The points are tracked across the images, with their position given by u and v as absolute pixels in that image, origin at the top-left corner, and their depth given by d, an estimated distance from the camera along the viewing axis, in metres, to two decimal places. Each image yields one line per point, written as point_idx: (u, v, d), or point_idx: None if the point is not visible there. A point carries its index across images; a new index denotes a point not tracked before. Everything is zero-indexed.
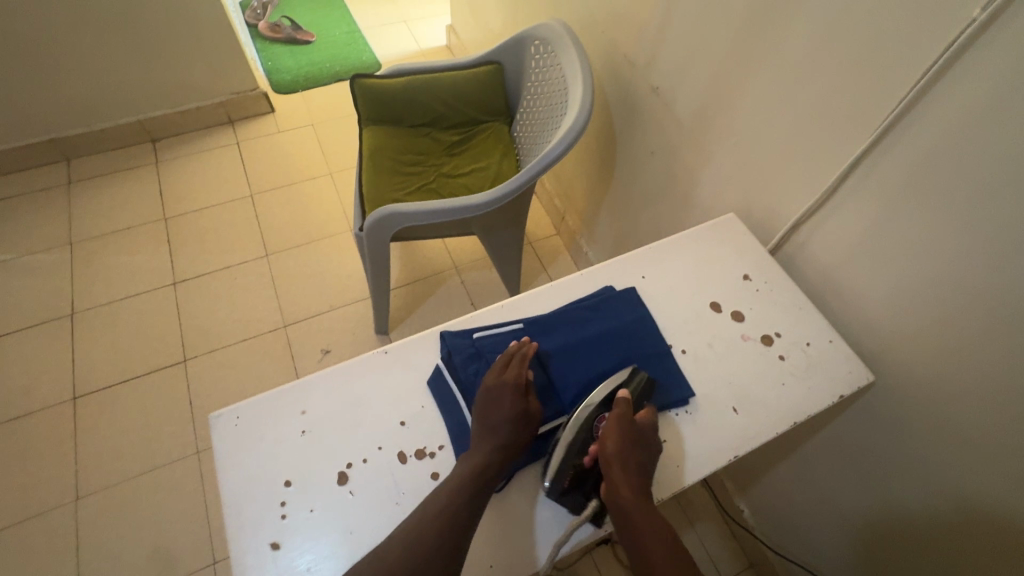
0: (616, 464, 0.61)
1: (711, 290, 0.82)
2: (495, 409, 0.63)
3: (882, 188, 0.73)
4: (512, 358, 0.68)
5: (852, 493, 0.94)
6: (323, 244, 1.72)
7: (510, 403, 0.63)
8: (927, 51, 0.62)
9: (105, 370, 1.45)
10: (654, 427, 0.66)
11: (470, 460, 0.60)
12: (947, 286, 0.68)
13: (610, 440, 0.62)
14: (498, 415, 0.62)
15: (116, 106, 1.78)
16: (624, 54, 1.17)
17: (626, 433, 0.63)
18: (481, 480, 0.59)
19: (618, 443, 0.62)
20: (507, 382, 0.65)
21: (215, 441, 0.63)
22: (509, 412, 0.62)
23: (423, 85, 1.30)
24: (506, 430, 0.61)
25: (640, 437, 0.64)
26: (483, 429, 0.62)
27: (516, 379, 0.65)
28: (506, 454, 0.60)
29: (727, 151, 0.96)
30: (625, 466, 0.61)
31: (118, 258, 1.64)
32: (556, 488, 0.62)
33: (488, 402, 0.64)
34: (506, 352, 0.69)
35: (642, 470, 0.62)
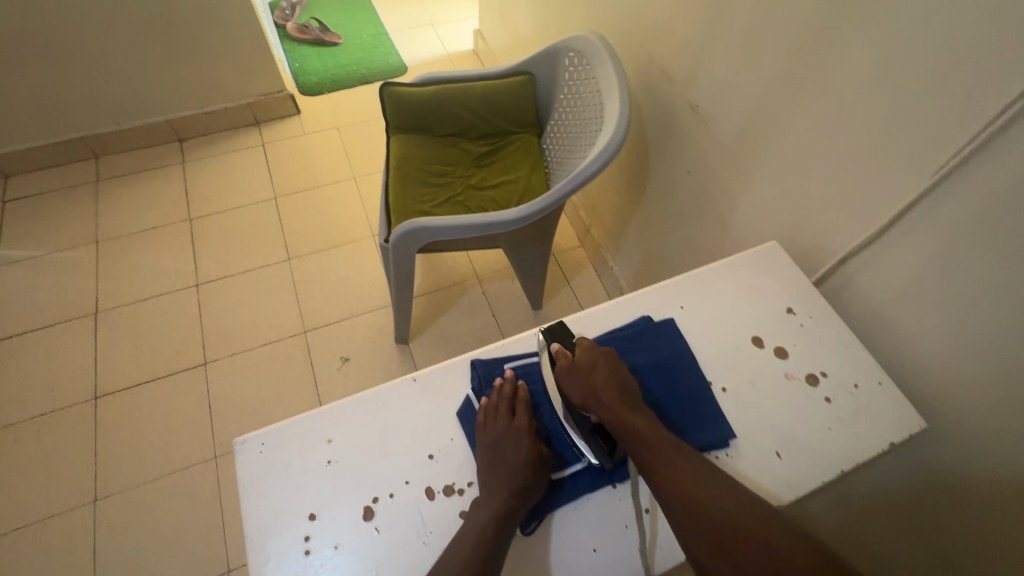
0: (591, 405, 0.64)
1: (754, 324, 0.78)
2: (512, 451, 0.61)
3: (942, 227, 0.68)
4: (518, 403, 0.67)
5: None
6: (345, 249, 1.71)
7: (521, 444, 0.62)
8: (1007, 87, 0.57)
9: (127, 371, 1.45)
10: (598, 353, 0.68)
11: (493, 505, 0.57)
12: (1011, 337, 0.63)
13: (573, 390, 0.65)
14: (514, 459, 0.61)
15: (146, 106, 1.80)
16: (662, 69, 1.13)
17: (576, 375, 0.66)
18: (506, 527, 0.56)
19: (575, 387, 0.65)
20: (520, 428, 0.64)
21: (240, 470, 0.62)
22: (526, 455, 0.61)
23: (452, 94, 1.28)
24: (529, 475, 0.60)
25: (586, 369, 0.66)
26: (507, 474, 0.59)
27: (526, 422, 0.64)
28: (526, 501, 0.58)
29: (771, 175, 0.92)
30: (599, 399, 0.64)
31: (143, 257, 1.64)
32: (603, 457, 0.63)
33: (502, 447, 0.62)
34: (498, 398, 0.66)
35: (617, 392, 0.64)
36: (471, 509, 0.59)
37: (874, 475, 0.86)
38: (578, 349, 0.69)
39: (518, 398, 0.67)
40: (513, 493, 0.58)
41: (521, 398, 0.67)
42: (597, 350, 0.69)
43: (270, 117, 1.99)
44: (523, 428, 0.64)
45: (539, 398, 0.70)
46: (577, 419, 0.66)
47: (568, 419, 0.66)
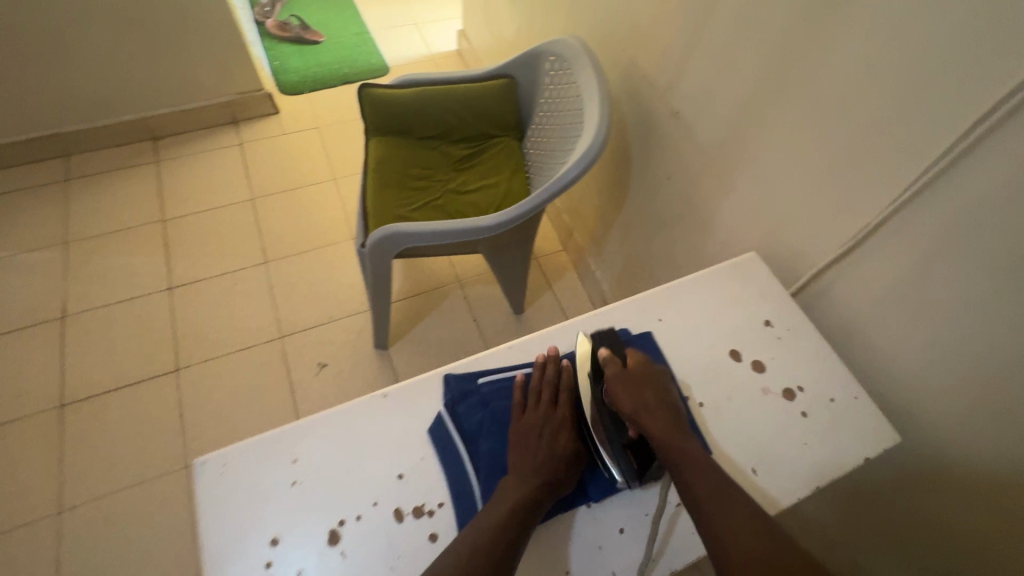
0: (636, 417, 0.63)
1: (731, 337, 0.78)
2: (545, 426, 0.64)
3: (917, 239, 0.68)
4: (561, 391, 0.68)
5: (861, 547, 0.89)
6: (324, 252, 1.67)
7: (557, 427, 0.64)
8: (980, 101, 0.57)
9: (95, 378, 1.40)
10: (648, 368, 0.68)
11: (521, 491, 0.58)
12: (984, 350, 0.64)
13: (623, 399, 0.64)
14: (551, 450, 0.62)
15: (118, 103, 1.74)
16: (644, 75, 1.12)
17: (627, 386, 0.65)
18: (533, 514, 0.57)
19: (625, 397, 0.64)
20: (558, 419, 0.65)
21: (199, 491, 0.59)
22: (563, 448, 0.62)
23: (432, 97, 1.26)
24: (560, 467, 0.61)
25: (637, 380, 0.66)
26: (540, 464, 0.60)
27: (565, 413, 0.65)
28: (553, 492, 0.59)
29: (750, 184, 0.92)
30: (647, 412, 0.63)
31: (113, 259, 1.59)
32: (630, 473, 0.62)
33: (538, 428, 0.63)
34: (540, 385, 0.68)
35: (663, 409, 0.64)
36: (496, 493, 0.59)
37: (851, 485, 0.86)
38: (630, 360, 0.68)
39: (560, 384, 0.68)
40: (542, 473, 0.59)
41: (565, 386, 0.68)
42: (648, 363, 0.69)
43: (247, 115, 1.95)
44: (562, 419, 0.65)
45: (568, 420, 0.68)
46: (611, 431, 0.65)
47: (598, 430, 0.65)
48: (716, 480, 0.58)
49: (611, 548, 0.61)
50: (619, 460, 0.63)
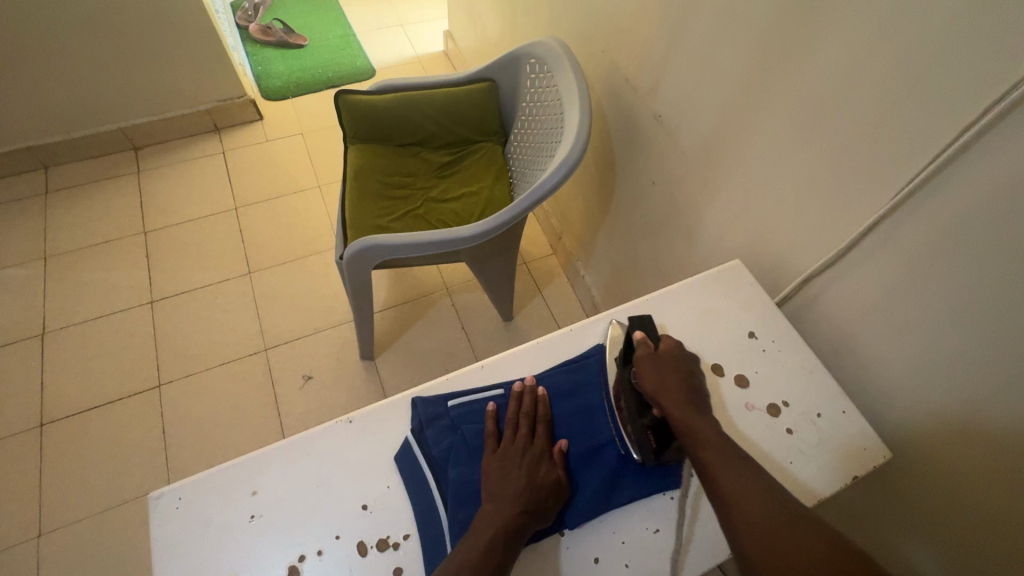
0: (657, 396, 0.64)
1: (713, 350, 0.75)
2: (522, 454, 0.60)
3: (904, 250, 0.65)
4: (538, 421, 0.64)
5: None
6: (309, 261, 1.65)
7: (536, 458, 0.61)
8: (965, 108, 0.54)
9: (75, 395, 1.38)
10: (679, 352, 0.68)
11: (497, 523, 0.55)
12: (974, 367, 0.61)
13: (648, 376, 0.65)
14: (530, 479, 0.58)
15: (96, 113, 1.71)
16: (626, 77, 1.09)
17: (657, 365, 0.66)
18: (509, 545, 0.54)
19: (651, 375, 0.65)
20: (536, 451, 0.61)
21: (152, 529, 0.57)
22: (542, 479, 0.59)
23: (411, 103, 1.23)
24: (538, 496, 0.58)
25: (667, 362, 0.67)
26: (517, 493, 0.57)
27: (544, 444, 0.62)
28: (529, 522, 0.56)
29: (734, 190, 0.89)
30: (668, 393, 0.63)
31: (94, 273, 1.57)
32: (649, 452, 0.62)
33: (516, 459, 0.60)
34: (518, 412, 0.65)
35: (685, 392, 0.64)
36: (473, 527, 0.55)
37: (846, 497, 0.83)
38: (662, 343, 0.69)
39: (536, 415, 0.65)
40: (518, 508, 0.56)
41: (541, 416, 0.65)
42: (681, 349, 0.69)
43: (230, 123, 1.92)
44: (540, 450, 0.62)
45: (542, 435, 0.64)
46: (634, 411, 0.65)
47: (621, 410, 0.65)
48: (731, 456, 0.57)
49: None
50: (636, 439, 0.63)
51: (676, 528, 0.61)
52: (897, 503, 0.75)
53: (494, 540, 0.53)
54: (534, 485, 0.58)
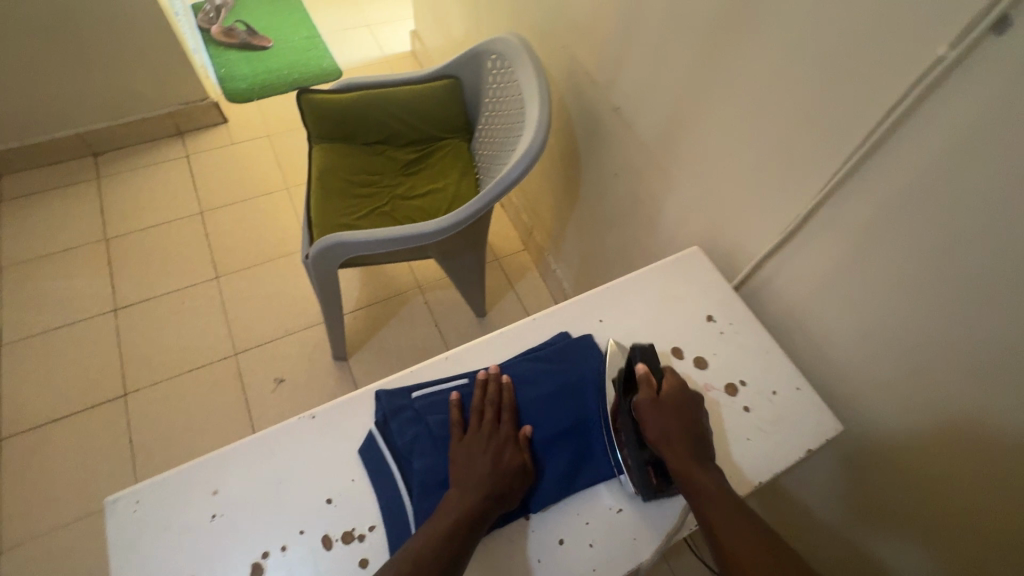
0: (660, 446, 0.61)
1: (673, 334, 0.77)
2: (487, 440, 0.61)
3: (847, 228, 0.68)
4: (503, 407, 0.65)
5: (817, 534, 0.89)
6: (278, 264, 1.63)
7: (501, 443, 0.61)
8: (893, 89, 0.57)
9: (36, 409, 1.34)
10: (682, 392, 0.65)
11: (458, 508, 0.55)
12: (914, 336, 0.64)
13: (649, 422, 0.62)
14: (495, 464, 0.59)
15: (50, 119, 1.66)
16: (584, 71, 1.11)
17: (659, 409, 0.63)
18: (471, 528, 0.54)
19: (655, 423, 0.62)
20: (502, 435, 0.62)
21: (109, 534, 0.56)
22: (507, 462, 0.60)
23: (374, 101, 1.23)
24: (502, 479, 0.58)
25: (670, 405, 0.63)
26: (479, 477, 0.57)
27: (510, 428, 0.63)
28: (492, 504, 0.56)
29: (690, 177, 0.91)
30: (670, 443, 0.61)
31: (53, 283, 1.52)
32: (647, 489, 0.61)
33: (481, 446, 0.60)
34: (483, 400, 0.65)
35: (689, 439, 0.61)
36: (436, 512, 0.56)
37: (813, 469, 0.84)
38: (664, 382, 0.66)
39: (501, 401, 0.65)
40: (482, 493, 0.56)
41: (506, 401, 0.65)
42: (684, 388, 0.66)
43: (194, 126, 1.89)
44: (506, 436, 0.62)
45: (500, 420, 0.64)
46: (634, 448, 0.62)
47: (619, 439, 0.64)
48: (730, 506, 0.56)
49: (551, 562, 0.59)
50: (637, 476, 0.61)
51: (636, 506, 0.63)
52: (868, 475, 0.76)
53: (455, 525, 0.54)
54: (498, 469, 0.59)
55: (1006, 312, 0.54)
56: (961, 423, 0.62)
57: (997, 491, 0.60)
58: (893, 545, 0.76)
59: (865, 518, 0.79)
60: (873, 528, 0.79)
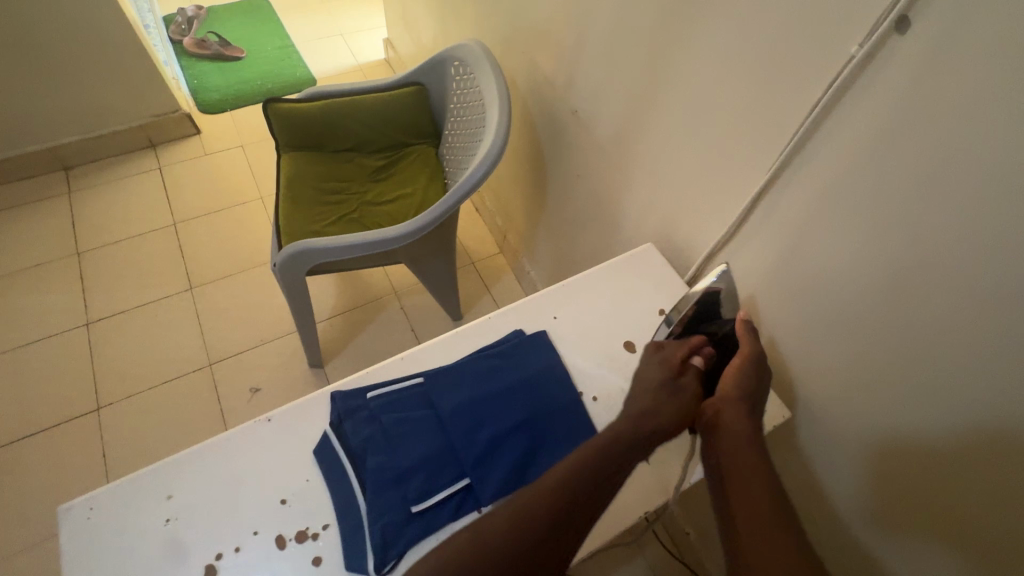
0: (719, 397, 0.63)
1: (626, 329, 0.79)
2: (648, 371, 0.66)
3: (786, 221, 0.71)
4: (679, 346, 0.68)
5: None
6: (253, 273, 1.63)
7: (659, 371, 0.65)
8: (814, 87, 0.60)
9: (7, 426, 1.33)
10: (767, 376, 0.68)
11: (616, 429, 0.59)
12: (850, 323, 0.67)
13: (731, 376, 0.65)
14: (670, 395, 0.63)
15: (19, 134, 1.65)
16: (544, 74, 1.14)
17: (744, 371, 0.65)
18: (624, 446, 0.58)
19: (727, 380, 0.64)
20: (676, 365, 0.66)
21: (62, 541, 0.56)
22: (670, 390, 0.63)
23: (340, 108, 1.25)
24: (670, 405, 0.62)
25: (746, 371, 0.65)
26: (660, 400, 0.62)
27: (684, 364, 0.66)
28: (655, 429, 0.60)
29: (645, 176, 0.93)
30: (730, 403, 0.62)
31: (24, 298, 1.51)
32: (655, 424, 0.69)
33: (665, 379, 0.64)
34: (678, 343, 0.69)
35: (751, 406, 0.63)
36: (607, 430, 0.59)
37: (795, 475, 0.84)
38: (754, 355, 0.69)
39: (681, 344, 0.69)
40: (638, 418, 0.60)
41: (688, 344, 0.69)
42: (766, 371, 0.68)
43: (167, 138, 1.89)
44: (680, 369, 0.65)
45: (452, 417, 0.65)
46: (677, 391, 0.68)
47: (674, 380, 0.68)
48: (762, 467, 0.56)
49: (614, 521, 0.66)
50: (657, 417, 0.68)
51: None
52: (847, 474, 0.76)
53: (597, 447, 0.57)
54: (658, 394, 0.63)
55: (929, 297, 0.57)
56: (896, 404, 0.65)
57: (1001, 465, 0.55)
58: (859, 539, 0.78)
59: (845, 521, 0.78)
60: (887, 535, 0.73)
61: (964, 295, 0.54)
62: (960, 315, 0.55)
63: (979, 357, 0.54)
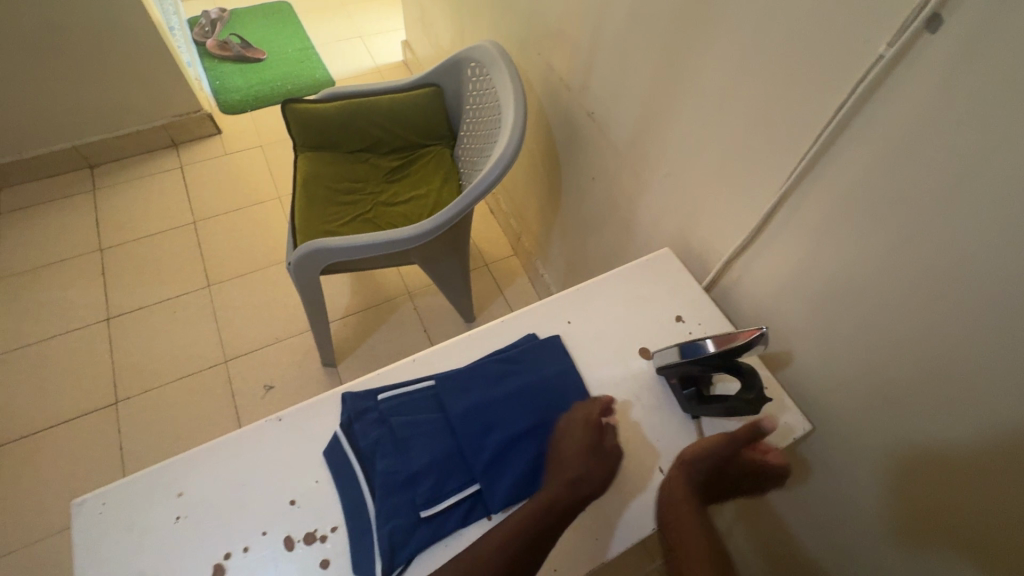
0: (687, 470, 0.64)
1: (641, 334, 0.77)
2: (567, 440, 0.62)
3: (806, 227, 0.69)
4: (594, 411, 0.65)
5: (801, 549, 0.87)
6: (269, 272, 1.64)
7: (581, 441, 0.62)
8: (838, 89, 0.58)
9: (30, 418, 1.36)
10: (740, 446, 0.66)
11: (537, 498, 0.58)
12: (873, 335, 0.64)
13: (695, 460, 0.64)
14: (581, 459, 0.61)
15: (47, 133, 1.69)
16: (559, 77, 1.13)
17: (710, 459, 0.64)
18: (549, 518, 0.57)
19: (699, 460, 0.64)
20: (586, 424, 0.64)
21: (74, 535, 0.57)
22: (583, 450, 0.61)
23: (357, 109, 1.25)
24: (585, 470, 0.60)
25: (721, 456, 0.64)
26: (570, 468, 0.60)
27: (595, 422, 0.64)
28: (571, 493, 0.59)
29: (663, 180, 0.92)
30: (686, 488, 0.63)
31: (48, 293, 1.55)
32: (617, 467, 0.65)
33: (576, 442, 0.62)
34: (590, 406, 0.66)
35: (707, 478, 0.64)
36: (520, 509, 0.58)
37: (812, 490, 0.81)
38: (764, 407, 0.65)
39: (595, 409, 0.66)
40: (568, 490, 0.59)
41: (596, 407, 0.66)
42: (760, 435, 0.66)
43: (188, 137, 1.92)
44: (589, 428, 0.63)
45: (463, 421, 0.65)
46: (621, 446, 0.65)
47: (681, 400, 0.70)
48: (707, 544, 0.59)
49: (607, 541, 0.62)
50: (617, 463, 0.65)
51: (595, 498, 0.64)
52: (866, 493, 0.73)
53: (527, 520, 0.57)
54: (585, 470, 0.60)
55: (956, 308, 0.55)
56: (920, 418, 0.62)
57: None
58: (879, 559, 0.75)
59: (867, 541, 0.75)
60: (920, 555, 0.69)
61: (991, 305, 0.51)
62: (988, 328, 0.52)
63: (1010, 372, 0.52)
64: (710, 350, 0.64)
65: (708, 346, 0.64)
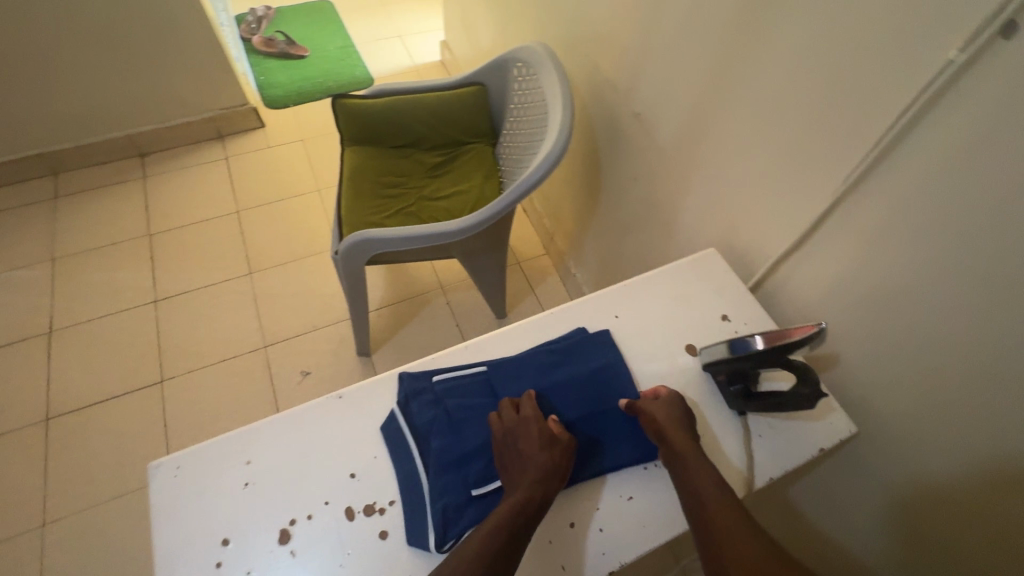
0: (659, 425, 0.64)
1: (688, 331, 0.79)
2: (524, 442, 0.61)
3: (859, 231, 0.69)
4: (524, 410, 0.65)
5: (835, 555, 0.87)
6: (307, 262, 1.69)
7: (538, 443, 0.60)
8: (903, 93, 0.59)
9: (81, 392, 1.42)
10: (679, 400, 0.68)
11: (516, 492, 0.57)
12: (924, 340, 0.64)
13: (660, 415, 0.65)
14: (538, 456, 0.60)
15: (103, 120, 1.77)
16: (605, 78, 1.14)
17: (672, 413, 0.66)
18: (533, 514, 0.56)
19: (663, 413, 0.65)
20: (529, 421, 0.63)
21: (151, 495, 0.60)
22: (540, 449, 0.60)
23: (405, 106, 1.29)
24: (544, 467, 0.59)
25: (677, 410, 0.66)
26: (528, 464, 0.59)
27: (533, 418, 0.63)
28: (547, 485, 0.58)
29: (709, 181, 0.93)
30: (668, 439, 0.63)
31: (100, 274, 1.62)
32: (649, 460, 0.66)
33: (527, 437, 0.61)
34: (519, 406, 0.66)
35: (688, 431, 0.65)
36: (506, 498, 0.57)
37: (850, 495, 0.81)
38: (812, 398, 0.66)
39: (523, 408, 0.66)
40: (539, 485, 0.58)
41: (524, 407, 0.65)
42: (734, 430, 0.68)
43: (234, 130, 1.98)
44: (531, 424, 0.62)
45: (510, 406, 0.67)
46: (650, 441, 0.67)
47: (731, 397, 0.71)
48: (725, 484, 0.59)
49: (656, 530, 0.62)
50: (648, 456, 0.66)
51: (645, 490, 0.65)
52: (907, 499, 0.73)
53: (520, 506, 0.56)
54: (544, 474, 0.59)
55: (1015, 314, 0.54)
56: (968, 425, 0.62)
57: None
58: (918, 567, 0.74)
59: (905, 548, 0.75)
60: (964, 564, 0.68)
61: None
62: None
63: None
64: (760, 347, 0.65)
65: (758, 344, 0.65)
